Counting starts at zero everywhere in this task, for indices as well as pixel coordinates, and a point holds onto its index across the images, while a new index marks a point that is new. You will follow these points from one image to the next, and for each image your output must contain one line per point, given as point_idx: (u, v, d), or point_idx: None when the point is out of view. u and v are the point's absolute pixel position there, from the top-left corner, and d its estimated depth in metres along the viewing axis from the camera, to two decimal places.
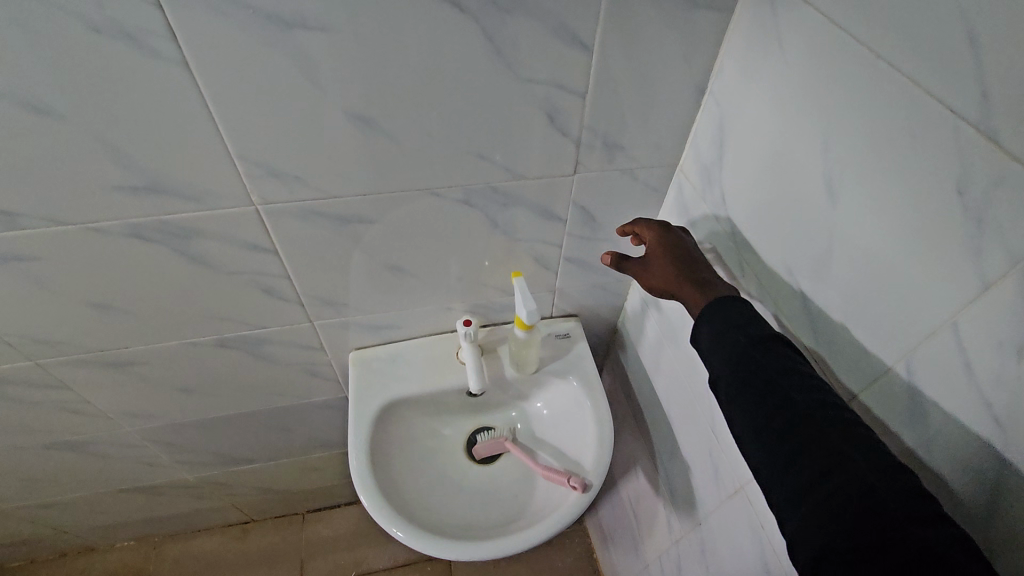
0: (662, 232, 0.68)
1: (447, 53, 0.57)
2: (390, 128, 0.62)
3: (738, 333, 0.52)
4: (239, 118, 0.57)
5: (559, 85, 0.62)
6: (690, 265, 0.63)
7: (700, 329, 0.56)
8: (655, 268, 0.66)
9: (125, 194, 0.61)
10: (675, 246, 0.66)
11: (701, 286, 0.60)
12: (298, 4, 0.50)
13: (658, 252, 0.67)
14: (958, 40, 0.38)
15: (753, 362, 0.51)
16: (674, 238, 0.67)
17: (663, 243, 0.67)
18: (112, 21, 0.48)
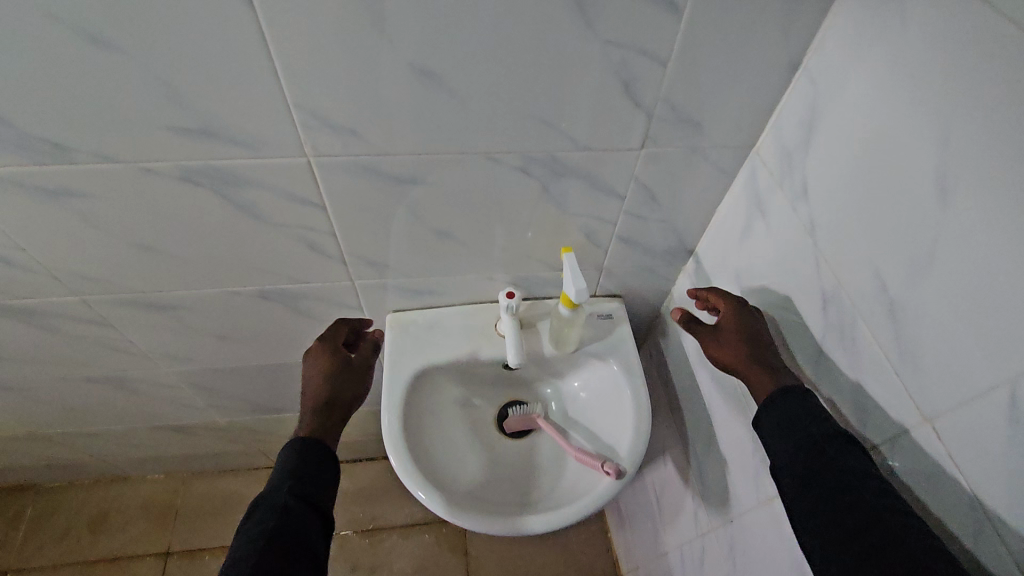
0: (735, 303, 0.71)
1: (525, 6, 0.52)
2: (454, 85, 0.58)
3: (811, 425, 0.57)
4: (299, 64, 0.54)
5: (641, 50, 0.57)
6: (761, 345, 0.67)
7: (765, 418, 0.62)
8: (724, 340, 0.69)
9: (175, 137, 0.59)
10: (744, 320, 0.69)
11: (770, 371, 0.64)
12: None
13: (731, 325, 0.69)
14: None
15: (825, 454, 0.55)
16: (748, 314, 0.70)
17: (733, 316, 0.70)
18: None
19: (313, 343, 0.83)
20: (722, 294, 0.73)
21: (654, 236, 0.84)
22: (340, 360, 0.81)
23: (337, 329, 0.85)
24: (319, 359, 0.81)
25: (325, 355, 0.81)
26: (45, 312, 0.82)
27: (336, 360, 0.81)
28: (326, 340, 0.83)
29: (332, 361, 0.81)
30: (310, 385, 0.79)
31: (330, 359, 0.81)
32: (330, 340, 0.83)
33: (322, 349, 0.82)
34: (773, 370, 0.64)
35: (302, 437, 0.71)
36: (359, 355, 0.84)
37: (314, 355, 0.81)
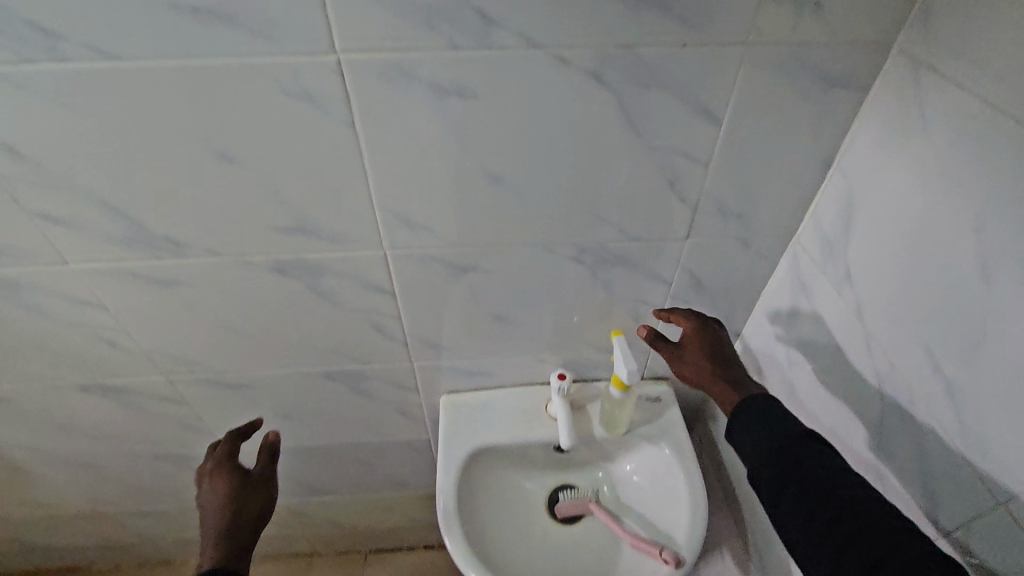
0: (699, 321, 0.76)
1: (583, 120, 0.60)
2: (518, 186, 0.66)
3: (775, 427, 0.61)
4: (385, 172, 0.63)
5: (684, 154, 0.64)
6: (723, 359, 0.73)
7: (735, 425, 0.64)
8: (690, 359, 0.74)
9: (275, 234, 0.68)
10: (709, 337, 0.75)
11: (734, 385, 0.70)
12: (455, 74, 0.55)
13: (695, 344, 0.74)
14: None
15: (795, 453, 0.58)
16: (708, 332, 0.75)
17: (699, 334, 0.75)
18: (300, 85, 0.55)
19: (204, 473, 0.81)
20: (683, 315, 0.77)
21: None
22: (236, 480, 0.80)
23: (226, 449, 0.83)
24: (214, 485, 0.79)
25: (218, 481, 0.80)
26: (132, 391, 0.90)
27: (230, 484, 0.79)
28: (215, 464, 0.81)
29: (228, 484, 0.79)
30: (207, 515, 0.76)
31: (225, 483, 0.80)
32: (220, 462, 0.82)
33: (215, 475, 0.80)
34: (737, 383, 0.70)
35: (212, 568, 0.68)
36: (254, 469, 0.82)
37: (209, 482, 0.80)
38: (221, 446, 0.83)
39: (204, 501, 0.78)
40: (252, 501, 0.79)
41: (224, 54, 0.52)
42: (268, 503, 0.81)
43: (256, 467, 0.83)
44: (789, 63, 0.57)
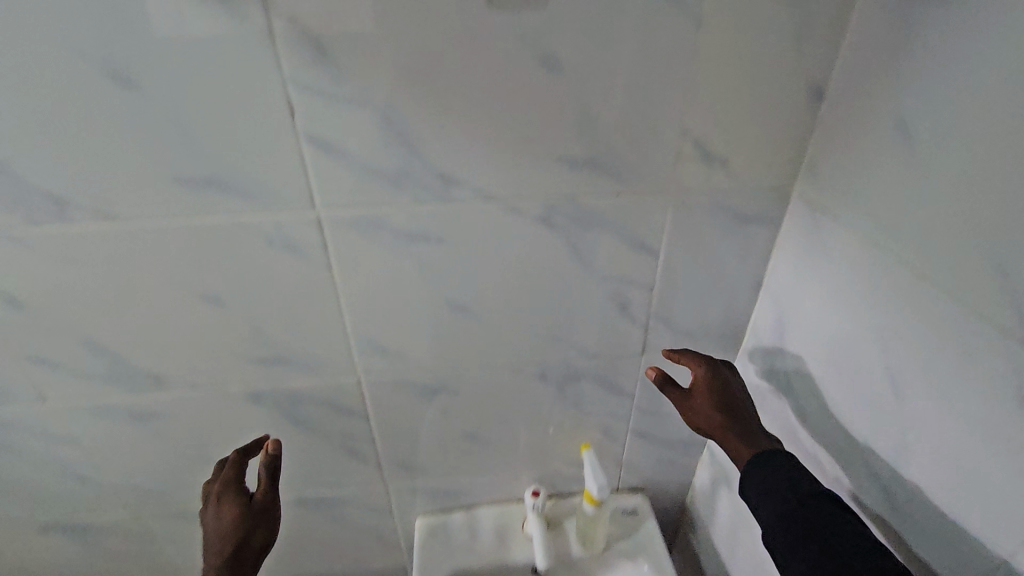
0: (712, 363, 0.71)
1: (537, 257, 0.67)
2: (482, 314, 0.72)
3: (788, 489, 0.59)
4: (360, 306, 0.69)
5: (630, 281, 0.71)
6: (736, 406, 0.68)
7: (748, 486, 0.63)
8: (700, 408, 0.70)
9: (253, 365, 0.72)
10: (721, 381, 0.70)
11: (746, 437, 0.66)
12: (421, 225, 0.63)
13: (705, 392, 0.70)
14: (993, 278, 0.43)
15: (809, 518, 0.56)
16: (721, 376, 0.70)
17: (711, 378, 0.70)
18: (283, 236, 0.62)
19: (210, 494, 0.69)
20: (692, 357, 0.72)
21: (667, 429, 0.90)
22: (241, 512, 0.67)
23: (233, 469, 0.69)
24: (217, 515, 0.67)
25: (223, 503, 0.68)
26: (98, 528, 0.88)
27: (235, 513, 0.67)
28: (221, 487, 0.68)
29: (231, 517, 0.66)
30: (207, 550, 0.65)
31: (228, 515, 0.67)
32: (226, 484, 0.69)
33: (220, 500, 0.68)
34: (750, 436, 0.66)
35: None
36: (257, 496, 0.68)
37: (213, 510, 0.67)
38: (227, 463, 0.70)
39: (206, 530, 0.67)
40: (252, 540, 0.66)
41: (214, 215, 0.60)
42: (273, 536, 0.68)
43: (259, 492, 0.68)
44: (711, 207, 0.66)
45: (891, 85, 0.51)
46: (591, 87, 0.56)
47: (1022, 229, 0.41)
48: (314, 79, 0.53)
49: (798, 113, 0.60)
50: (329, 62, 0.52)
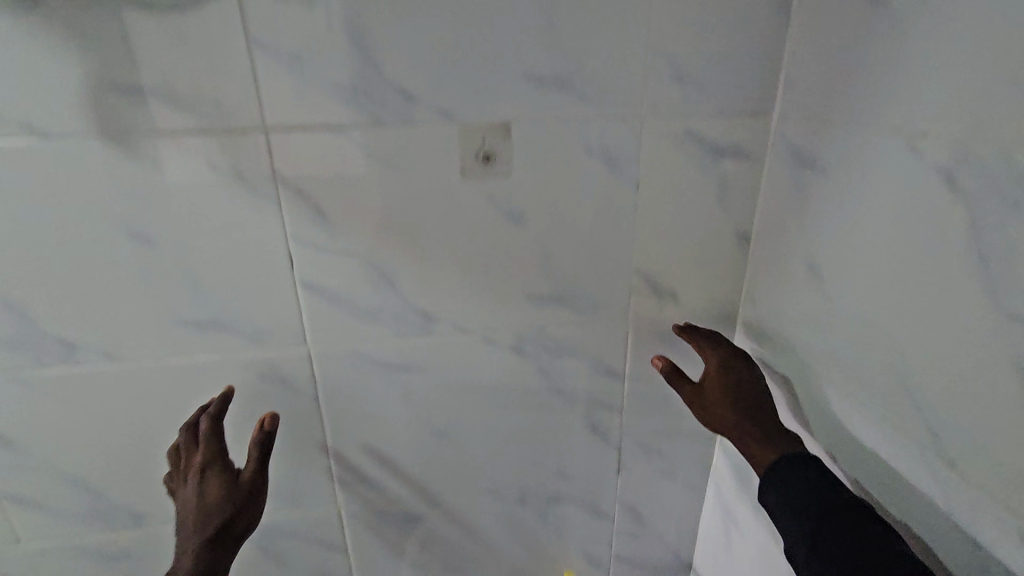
0: (725, 357, 0.64)
1: (511, 383, 0.72)
2: (461, 439, 0.75)
3: (813, 497, 0.52)
4: (343, 434, 0.72)
5: (601, 403, 0.76)
6: (755, 404, 0.61)
7: (769, 494, 0.55)
8: (711, 401, 0.63)
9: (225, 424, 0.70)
10: (737, 376, 0.63)
11: (767, 437, 0.58)
12: (403, 357, 0.69)
13: (717, 382, 0.63)
14: (909, 399, 0.49)
15: (836, 534, 0.48)
16: (735, 368, 0.63)
17: (723, 374, 0.63)
18: (274, 371, 0.67)
19: (191, 462, 0.61)
20: (704, 344, 0.66)
21: (650, 553, 0.89)
22: (223, 492, 0.60)
23: (214, 441, 0.62)
24: (199, 490, 0.59)
25: (207, 479, 0.60)
26: None
27: (219, 491, 0.60)
28: (205, 458, 0.61)
29: (217, 494, 0.59)
30: (186, 527, 0.58)
31: (213, 493, 0.59)
32: (210, 457, 0.61)
33: (204, 474, 0.60)
34: (771, 437, 0.58)
35: None
36: (246, 473, 0.61)
37: (195, 483, 0.60)
38: (207, 435, 0.62)
39: (184, 504, 0.59)
40: (238, 521, 0.60)
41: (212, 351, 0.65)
42: (259, 514, 0.62)
43: (247, 471, 0.62)
44: (667, 333, 0.73)
45: (798, 233, 0.61)
46: (550, 236, 0.65)
47: (912, 350, 0.48)
48: (311, 233, 0.61)
49: (730, 253, 0.69)
50: (325, 220, 0.61)
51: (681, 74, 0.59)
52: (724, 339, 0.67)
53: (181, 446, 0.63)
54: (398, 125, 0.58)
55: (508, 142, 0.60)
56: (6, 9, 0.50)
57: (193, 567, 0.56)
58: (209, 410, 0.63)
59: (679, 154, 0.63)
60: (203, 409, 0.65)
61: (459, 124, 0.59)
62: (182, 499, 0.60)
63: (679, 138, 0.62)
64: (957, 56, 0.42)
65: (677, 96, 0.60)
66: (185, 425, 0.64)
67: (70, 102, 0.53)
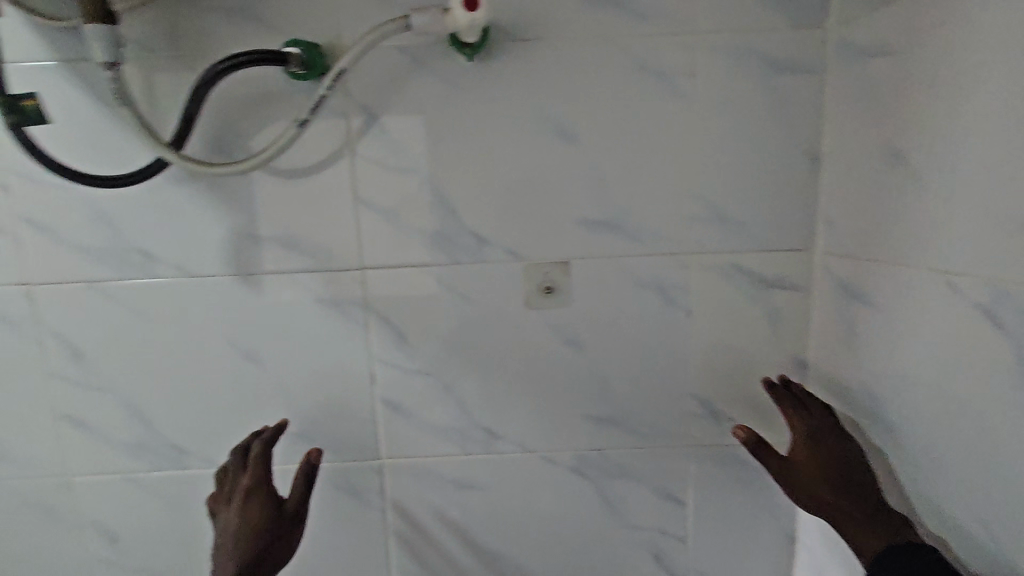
0: (812, 428, 0.61)
1: (571, 505, 0.73)
2: (520, 562, 0.75)
3: None
4: (407, 551, 0.74)
5: (662, 531, 0.74)
6: (849, 480, 0.58)
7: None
8: (804, 476, 0.60)
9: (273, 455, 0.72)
10: (829, 451, 0.60)
11: (871, 517, 0.55)
12: (467, 474, 0.72)
13: (809, 456, 0.60)
14: (995, 546, 0.46)
15: None
16: (827, 440, 0.60)
17: (813, 450, 0.60)
18: (348, 482, 0.72)
19: (236, 486, 0.63)
20: (791, 409, 0.63)
21: None
22: (265, 519, 0.61)
23: (262, 468, 0.63)
24: (241, 513, 0.61)
25: (252, 505, 0.61)
26: None
27: (262, 517, 0.61)
28: (252, 483, 0.62)
29: (258, 522, 0.61)
30: (222, 550, 0.60)
31: (254, 520, 0.61)
32: (255, 483, 0.63)
33: (247, 499, 0.62)
34: (875, 516, 0.55)
35: None
36: (289, 503, 0.63)
37: (238, 507, 0.61)
38: (254, 459, 0.63)
39: (223, 528, 0.61)
40: (276, 548, 0.61)
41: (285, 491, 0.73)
42: (296, 543, 0.63)
43: (290, 499, 0.63)
44: (728, 459, 0.72)
45: (854, 361, 0.62)
46: (607, 360, 0.70)
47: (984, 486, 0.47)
48: (392, 355, 0.69)
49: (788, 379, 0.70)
50: (405, 343, 0.69)
51: (725, 215, 0.66)
52: (810, 404, 0.63)
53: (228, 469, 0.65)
54: (472, 262, 0.67)
55: (566, 276, 0.67)
56: (181, 181, 0.65)
57: None
58: (262, 435, 0.66)
59: (726, 284, 0.68)
60: (256, 434, 0.67)
61: (524, 261, 0.67)
62: (222, 522, 0.61)
63: (727, 271, 0.67)
64: (979, 207, 0.46)
65: (722, 234, 0.66)
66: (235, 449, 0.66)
67: (214, 249, 0.67)
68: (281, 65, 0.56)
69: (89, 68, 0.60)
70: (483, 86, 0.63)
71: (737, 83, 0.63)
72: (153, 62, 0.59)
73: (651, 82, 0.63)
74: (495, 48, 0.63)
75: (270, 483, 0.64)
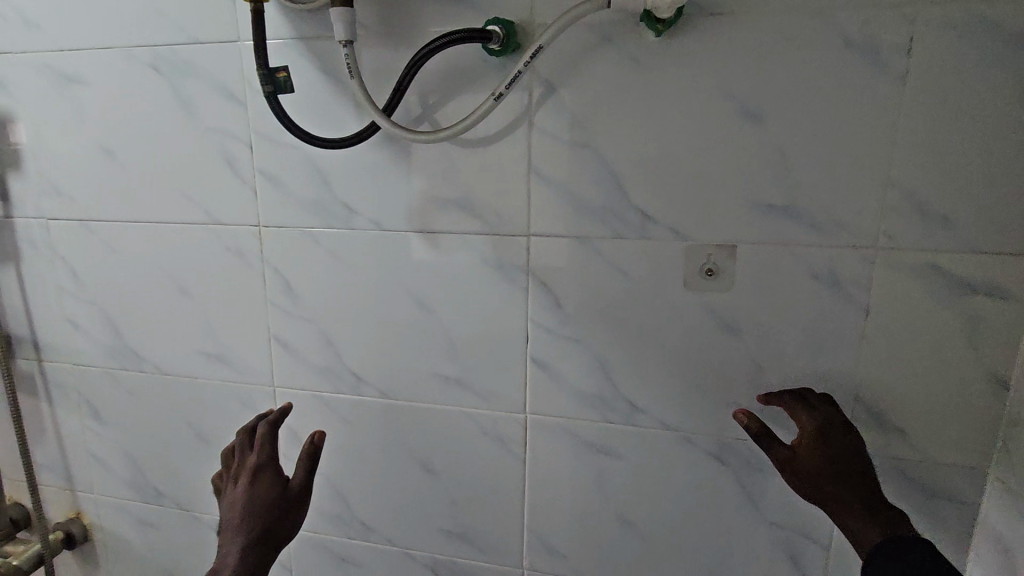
0: (820, 422, 0.61)
1: (707, 491, 0.73)
2: (648, 534, 0.77)
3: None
4: (541, 503, 0.80)
5: (802, 534, 0.71)
6: (855, 475, 0.58)
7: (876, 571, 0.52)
8: (809, 462, 0.59)
9: (373, 408, 0.83)
10: (835, 446, 0.59)
11: (870, 513, 0.56)
12: (606, 441, 0.75)
13: (815, 444, 0.60)
14: None
15: None
16: (834, 433, 0.60)
17: (820, 443, 0.60)
18: (495, 430, 0.79)
19: (245, 465, 0.73)
20: (796, 403, 0.63)
21: None
22: (272, 490, 0.70)
23: (267, 449, 0.74)
24: (250, 486, 0.70)
25: (257, 480, 0.71)
26: None
27: (267, 490, 0.70)
28: (257, 462, 0.73)
29: (264, 494, 0.70)
30: (232, 521, 0.68)
31: (261, 492, 0.70)
32: (263, 461, 0.73)
33: (254, 476, 0.72)
34: (874, 514, 0.56)
35: None
36: (293, 481, 0.72)
37: (247, 482, 0.71)
38: (260, 440, 0.75)
39: (232, 502, 0.70)
40: (284, 520, 0.70)
41: (357, 439, 0.85)
42: (301, 519, 0.72)
43: (296, 477, 0.72)
44: (892, 473, 0.67)
45: None
46: (765, 351, 0.68)
47: None
48: (547, 319, 0.74)
49: (982, 398, 0.63)
50: (560, 310, 0.73)
51: (927, 210, 0.60)
52: (814, 401, 0.63)
53: (238, 450, 0.76)
54: (636, 238, 0.69)
55: (731, 260, 0.66)
56: (382, 146, 0.74)
57: (241, 555, 0.66)
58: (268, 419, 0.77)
59: (918, 286, 0.62)
60: (263, 419, 0.79)
61: (688, 242, 0.67)
62: (230, 498, 0.71)
63: (920, 272, 0.61)
64: None
65: (919, 231, 0.61)
66: (244, 431, 0.78)
67: (402, 207, 0.76)
68: (484, 42, 0.61)
69: (325, 44, 0.70)
70: (668, 64, 0.63)
71: (966, 61, 0.56)
72: (372, 39, 0.68)
73: (859, 59, 0.58)
74: (688, 24, 0.62)
75: (276, 462, 0.74)
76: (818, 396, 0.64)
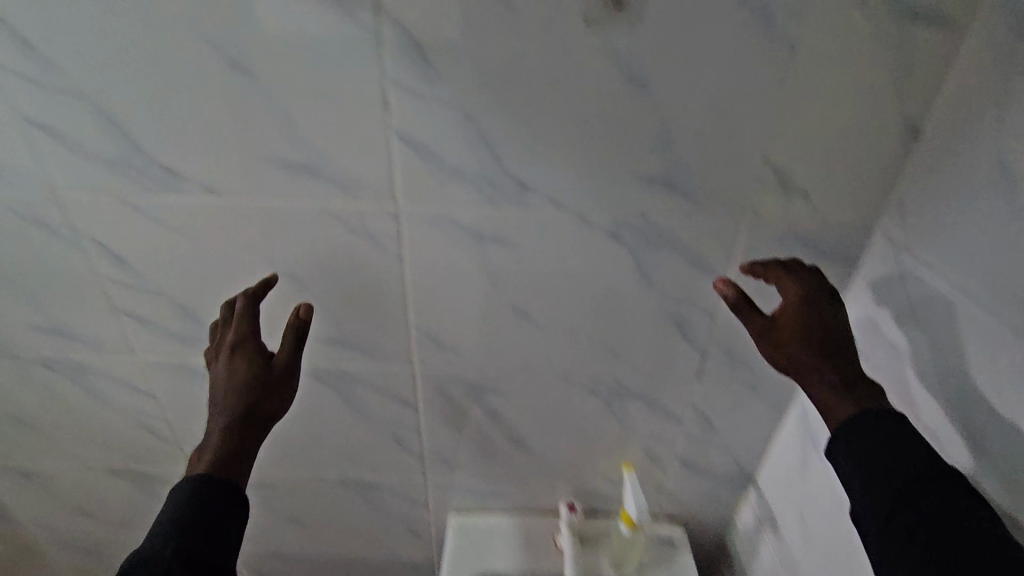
0: (806, 292, 0.58)
1: (601, 270, 0.68)
2: (540, 319, 0.73)
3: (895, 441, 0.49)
4: (425, 299, 0.72)
5: (691, 304, 0.70)
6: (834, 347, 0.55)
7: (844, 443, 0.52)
8: (787, 332, 0.56)
9: (204, 210, 0.66)
10: (819, 314, 0.56)
11: (847, 385, 0.53)
12: (493, 227, 0.65)
13: (796, 313, 0.57)
14: None
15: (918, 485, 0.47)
16: (818, 302, 0.57)
17: (802, 312, 0.57)
18: (362, 225, 0.66)
19: (224, 339, 0.64)
20: (784, 275, 0.60)
21: (710, 459, 0.87)
22: (254, 366, 0.62)
23: (247, 323, 0.64)
24: (230, 363, 0.62)
25: (238, 355, 0.62)
26: (153, 477, 0.96)
27: (249, 365, 0.61)
28: (238, 335, 0.63)
29: (244, 372, 0.61)
30: (215, 401, 0.60)
31: (241, 368, 0.61)
32: (242, 335, 0.64)
33: (235, 350, 0.63)
34: (850, 387, 0.53)
35: (190, 488, 0.55)
36: (277, 358, 0.63)
37: (226, 358, 0.62)
38: (240, 313, 0.65)
39: (214, 380, 0.62)
40: (270, 399, 0.61)
41: (193, 250, 0.69)
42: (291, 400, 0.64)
43: (279, 353, 0.63)
44: (786, 236, 0.64)
45: (994, 125, 0.49)
46: (673, 106, 0.57)
47: None
48: (410, 77, 0.56)
49: (888, 148, 0.58)
50: (426, 63, 0.55)
51: None
52: (798, 272, 0.60)
53: (218, 324, 0.66)
54: None
55: None
56: None
57: (225, 430, 0.58)
58: (246, 290, 0.66)
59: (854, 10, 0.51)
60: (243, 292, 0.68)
61: None
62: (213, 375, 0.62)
63: None
64: None
65: None
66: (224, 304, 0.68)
67: None
68: None
69: None
70: None
71: None
72: None
73: None
74: None
75: (258, 338, 0.64)
76: (805, 266, 0.60)
